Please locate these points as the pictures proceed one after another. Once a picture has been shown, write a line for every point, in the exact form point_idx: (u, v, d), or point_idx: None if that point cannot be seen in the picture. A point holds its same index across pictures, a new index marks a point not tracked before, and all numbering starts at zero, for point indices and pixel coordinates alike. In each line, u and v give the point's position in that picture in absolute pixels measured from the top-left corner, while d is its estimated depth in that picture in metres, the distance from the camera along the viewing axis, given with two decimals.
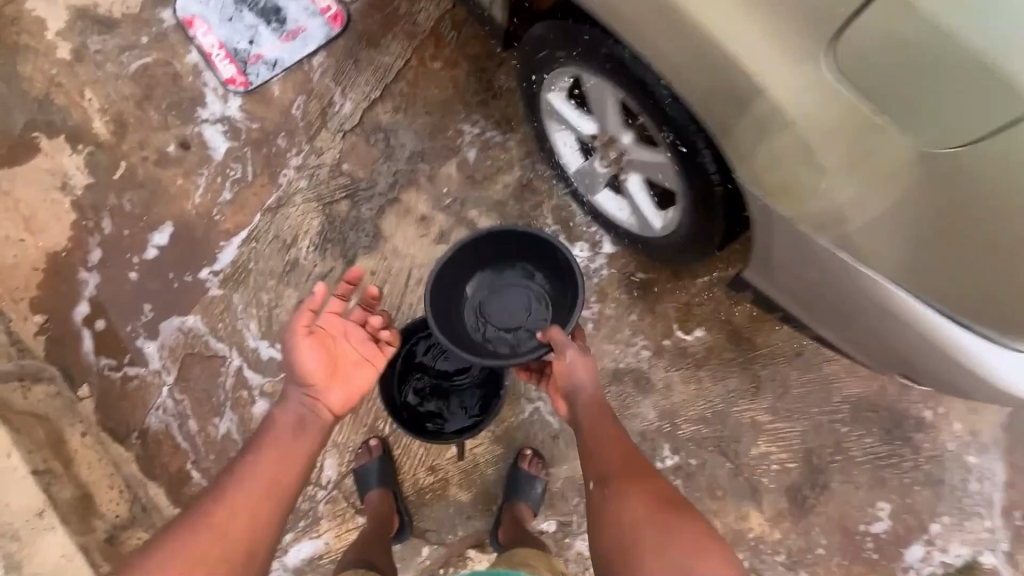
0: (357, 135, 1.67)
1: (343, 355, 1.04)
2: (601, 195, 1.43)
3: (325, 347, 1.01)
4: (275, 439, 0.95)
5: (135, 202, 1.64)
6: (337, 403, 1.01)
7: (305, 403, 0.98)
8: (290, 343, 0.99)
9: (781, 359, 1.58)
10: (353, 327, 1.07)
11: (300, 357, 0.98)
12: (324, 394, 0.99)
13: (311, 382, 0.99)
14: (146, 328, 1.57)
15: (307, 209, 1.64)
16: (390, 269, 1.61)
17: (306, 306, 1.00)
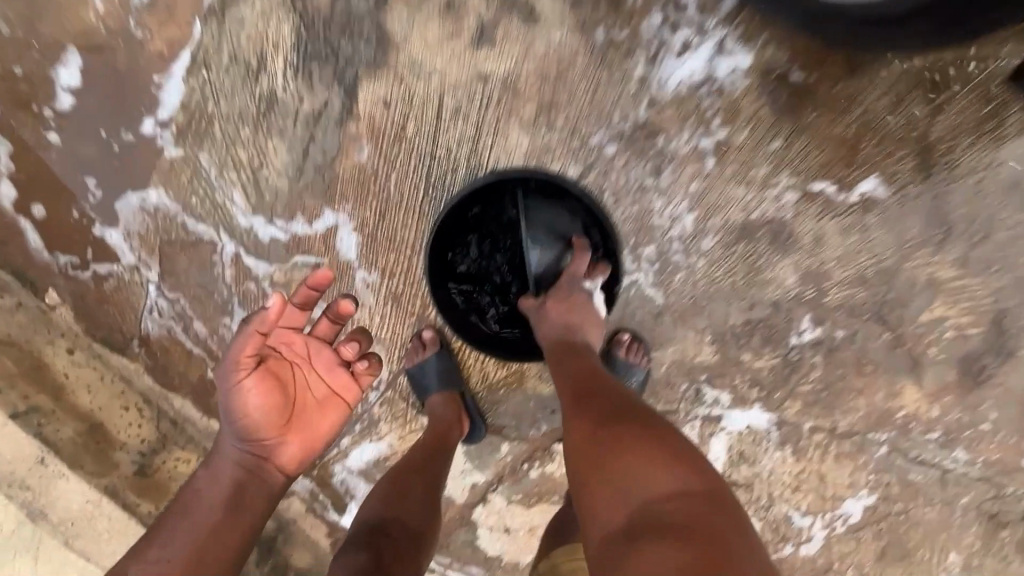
0: None
1: (302, 395, 0.85)
2: None
3: (279, 386, 0.81)
4: (207, 510, 0.78)
5: (12, 20, 1.07)
6: (293, 458, 0.84)
7: (247, 461, 0.81)
8: (228, 383, 0.78)
9: (992, 190, 1.08)
10: (315, 351, 0.87)
11: (245, 400, 0.79)
12: (276, 445, 0.82)
13: (257, 432, 0.80)
14: (99, 210, 1.16)
15: (267, 5, 1.04)
16: (412, 96, 1.08)
17: (254, 328, 0.75)
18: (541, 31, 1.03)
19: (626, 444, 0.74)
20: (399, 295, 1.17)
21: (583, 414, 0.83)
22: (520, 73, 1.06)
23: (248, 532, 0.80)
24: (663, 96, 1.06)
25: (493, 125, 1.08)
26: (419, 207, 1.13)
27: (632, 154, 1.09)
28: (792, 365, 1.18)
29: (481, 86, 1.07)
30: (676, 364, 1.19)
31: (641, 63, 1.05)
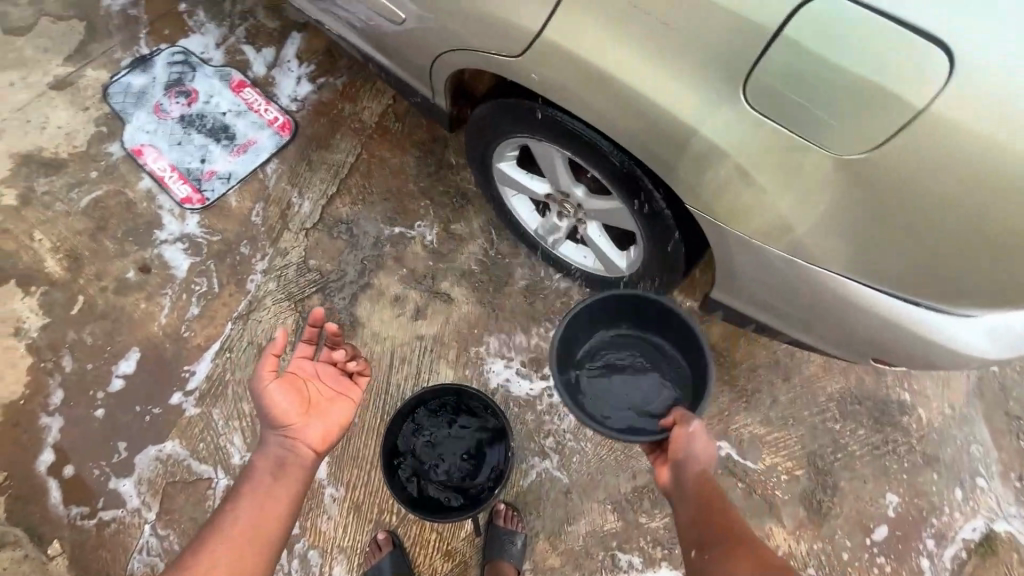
0: (320, 231, 1.71)
1: (315, 395, 0.99)
2: (565, 247, 1.52)
3: (297, 389, 0.97)
4: (259, 484, 0.89)
5: (97, 334, 1.59)
6: (319, 431, 0.95)
7: (283, 445, 0.92)
8: (258, 389, 0.93)
9: (765, 371, 1.63)
10: (322, 367, 1.04)
11: (274, 402, 0.93)
12: (302, 432, 0.94)
13: (287, 422, 0.93)
14: (119, 464, 1.47)
15: (279, 310, 1.63)
16: (373, 354, 1.61)
17: (270, 352, 0.92)
18: (455, 307, 1.65)
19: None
20: (360, 504, 1.46)
21: (741, 561, 0.79)
22: (444, 332, 1.63)
23: (291, 501, 0.89)
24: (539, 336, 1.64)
25: (428, 365, 1.60)
26: (376, 430, 1.52)
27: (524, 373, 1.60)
28: None
29: (419, 342, 1.62)
30: (590, 535, 1.46)
31: (522, 317, 1.64)
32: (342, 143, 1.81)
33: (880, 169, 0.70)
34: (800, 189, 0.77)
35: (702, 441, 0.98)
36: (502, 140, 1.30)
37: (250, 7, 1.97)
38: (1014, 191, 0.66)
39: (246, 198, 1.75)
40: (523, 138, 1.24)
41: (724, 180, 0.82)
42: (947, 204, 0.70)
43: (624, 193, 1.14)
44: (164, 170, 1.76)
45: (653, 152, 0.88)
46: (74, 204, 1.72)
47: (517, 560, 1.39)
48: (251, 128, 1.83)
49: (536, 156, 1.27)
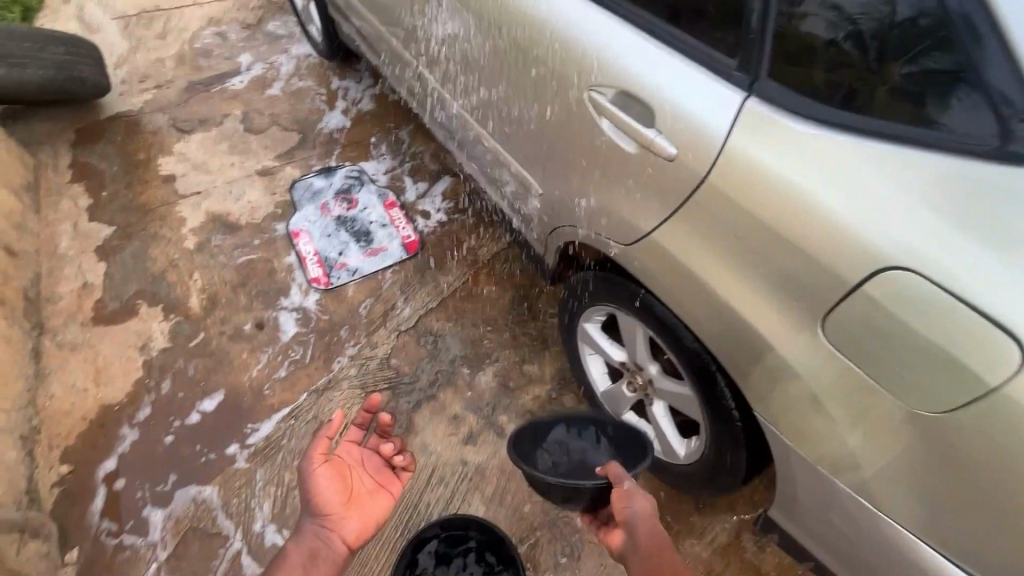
0: (410, 335, 1.90)
1: (358, 487, 1.07)
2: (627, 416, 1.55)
3: (341, 475, 1.05)
4: (291, 571, 0.96)
5: (198, 368, 1.80)
6: (352, 523, 1.02)
7: (318, 535, 0.99)
8: (306, 472, 1.02)
9: None
10: (367, 456, 1.12)
11: (317, 487, 1.02)
12: (339, 525, 1.01)
13: (326, 512, 1.01)
14: (160, 494, 1.55)
15: (351, 395, 1.77)
16: (415, 464, 1.64)
17: (323, 435, 1.02)
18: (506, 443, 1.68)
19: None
20: None
21: None
22: (487, 464, 1.64)
23: None
24: None
25: (462, 494, 1.59)
26: (393, 542, 1.52)
27: (552, 534, 1.54)
28: None
29: (461, 467, 1.64)
30: None
31: None
32: (454, 268, 2.08)
33: (955, 433, 0.72)
34: (869, 429, 0.81)
35: (636, 499, 1.03)
36: (591, 305, 1.45)
37: (420, 151, 2.48)
38: None
39: (361, 291, 2.01)
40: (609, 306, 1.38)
41: (796, 399, 0.88)
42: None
43: (695, 383, 1.19)
44: (309, 252, 2.11)
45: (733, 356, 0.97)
46: (232, 260, 2.07)
47: None
48: (387, 238, 2.17)
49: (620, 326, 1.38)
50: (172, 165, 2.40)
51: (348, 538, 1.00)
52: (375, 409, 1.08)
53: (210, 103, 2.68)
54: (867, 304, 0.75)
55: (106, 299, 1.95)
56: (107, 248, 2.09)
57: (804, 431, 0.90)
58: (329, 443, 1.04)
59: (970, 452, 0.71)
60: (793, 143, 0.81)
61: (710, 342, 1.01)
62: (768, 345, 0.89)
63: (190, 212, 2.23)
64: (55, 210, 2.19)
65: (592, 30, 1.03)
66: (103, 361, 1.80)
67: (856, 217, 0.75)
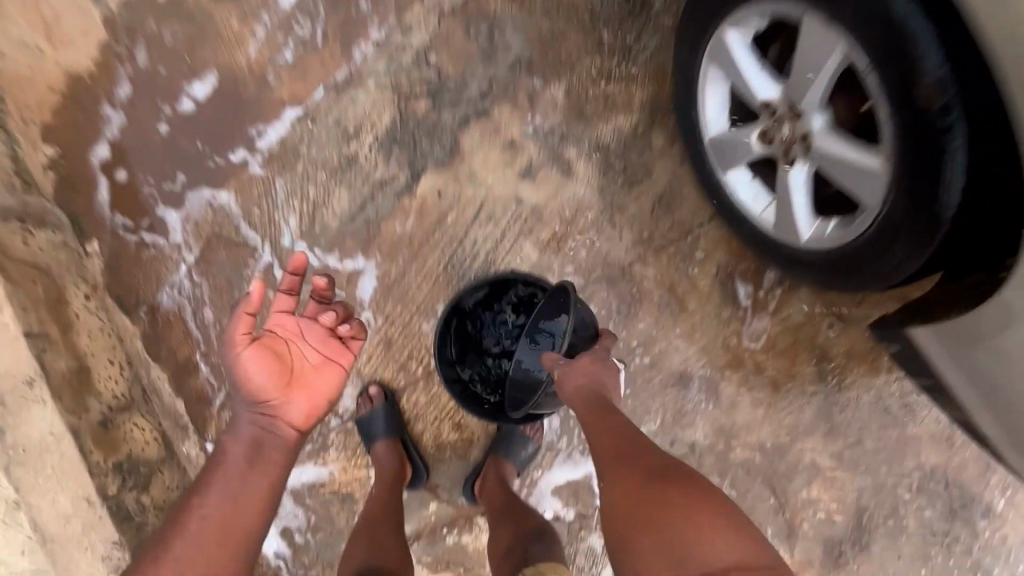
0: (456, 19, 1.35)
1: (300, 363, 0.96)
2: (738, 176, 1.18)
3: (274, 353, 0.93)
4: (234, 464, 0.88)
5: (178, 37, 1.35)
6: (297, 405, 0.94)
7: (260, 423, 0.91)
8: (230, 358, 0.90)
9: (864, 406, 1.39)
10: (307, 326, 0.99)
11: (244, 371, 0.90)
12: (282, 409, 0.92)
13: (265, 397, 0.91)
14: (171, 194, 1.35)
15: (380, 99, 1.36)
16: (461, 195, 1.37)
17: (242, 311, 0.88)
18: (571, 185, 1.37)
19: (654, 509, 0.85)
20: (392, 341, 1.36)
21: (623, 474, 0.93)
22: (547, 207, 1.37)
23: (276, 483, 0.91)
24: (646, 259, 1.38)
25: (514, 236, 1.37)
26: (436, 276, 1.37)
27: (611, 290, 1.38)
28: None
29: (516, 205, 1.37)
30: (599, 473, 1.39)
31: (637, 230, 1.38)
32: None
33: None
34: None
35: (575, 378, 1.06)
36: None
37: None
38: None
39: None
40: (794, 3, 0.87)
41: None
42: None
43: (907, 148, 0.83)
44: None
45: None
46: None
47: (521, 465, 1.32)
48: None
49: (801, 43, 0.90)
50: None
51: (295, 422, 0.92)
52: (302, 271, 0.94)
53: None
54: None
55: None
56: None
57: None
58: (252, 319, 0.90)
59: None
60: None
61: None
62: None
63: None
64: None
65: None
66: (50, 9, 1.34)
67: None
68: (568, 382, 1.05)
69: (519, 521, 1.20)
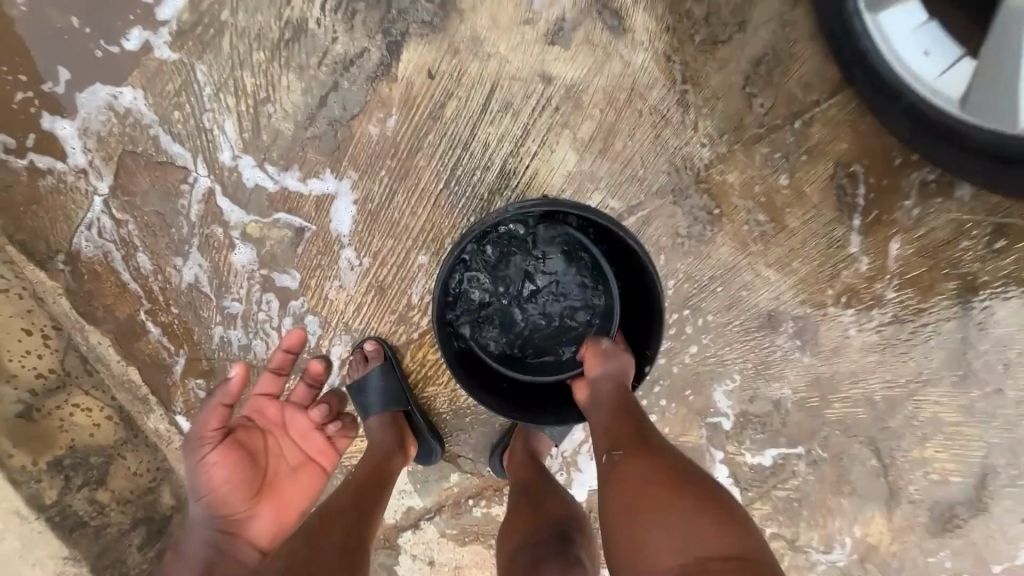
0: None
1: (275, 462, 0.90)
2: (899, 24, 0.76)
3: (246, 455, 0.85)
4: None
5: None
6: (261, 514, 0.86)
7: (219, 542, 0.82)
8: (194, 455, 0.82)
9: (1015, 346, 1.04)
10: (291, 414, 0.93)
11: (208, 474, 0.82)
12: (248, 522, 0.85)
13: (228, 511, 0.83)
14: (55, 98, 0.96)
15: None
16: (462, 74, 0.95)
17: (219, 402, 0.81)
18: (622, 49, 0.93)
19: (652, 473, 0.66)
20: (385, 286, 1.03)
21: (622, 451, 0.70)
22: (587, 86, 0.95)
23: None
24: (731, 157, 0.96)
25: (542, 132, 0.96)
26: (435, 196, 0.99)
27: (679, 205, 0.98)
28: (773, 466, 1.12)
29: (541, 86, 0.95)
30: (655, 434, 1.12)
31: (721, 113, 0.95)
32: None
33: None
34: None
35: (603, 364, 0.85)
36: None
37: None
38: None
39: None
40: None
41: None
42: None
43: None
44: None
45: None
46: None
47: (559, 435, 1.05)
48: None
49: None
50: None
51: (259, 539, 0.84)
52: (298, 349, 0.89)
53: None
54: None
55: None
56: None
57: None
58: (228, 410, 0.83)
59: None
60: None
61: None
62: None
63: None
64: None
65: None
66: None
67: None
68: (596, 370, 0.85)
69: (536, 504, 0.91)
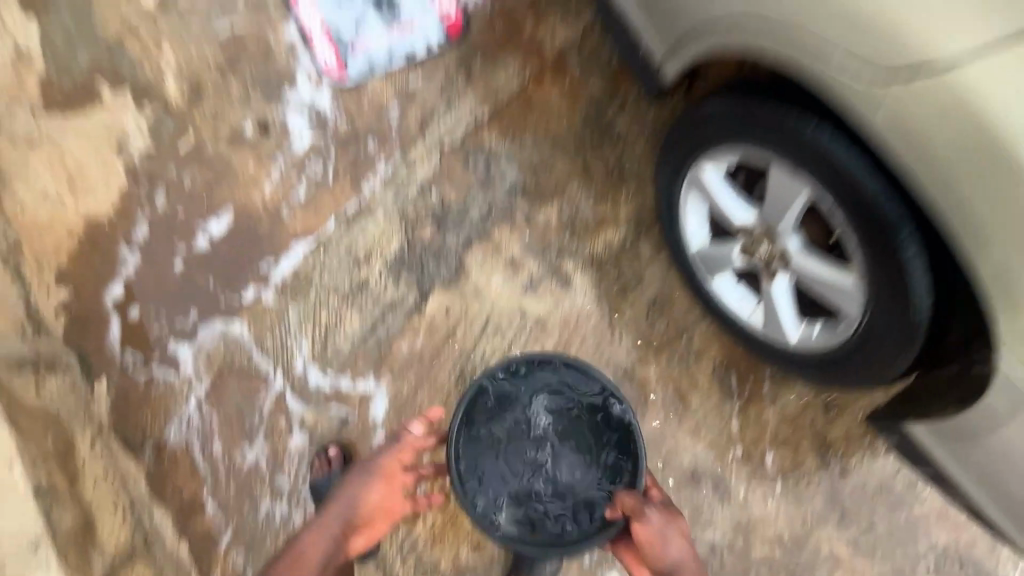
0: (456, 155, 1.51)
1: (396, 506, 1.17)
2: (724, 284, 1.30)
3: (390, 489, 1.14)
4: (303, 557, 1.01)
5: (197, 181, 1.45)
6: (371, 525, 1.12)
7: (333, 540, 1.06)
8: (365, 471, 1.13)
9: (869, 489, 1.43)
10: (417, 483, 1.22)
11: (370, 491, 1.12)
12: (354, 538, 1.10)
13: (353, 522, 1.09)
14: (183, 329, 1.38)
15: (388, 227, 1.47)
16: (468, 310, 1.44)
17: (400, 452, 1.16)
18: (570, 295, 1.47)
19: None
20: None
21: None
22: (550, 316, 1.46)
23: None
24: (647, 360, 1.46)
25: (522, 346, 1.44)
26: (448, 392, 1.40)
27: None
28: None
29: (520, 318, 1.45)
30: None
31: (637, 333, 1.47)
32: (510, 63, 1.57)
33: None
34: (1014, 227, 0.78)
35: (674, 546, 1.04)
36: (726, 144, 1.07)
37: None
38: None
39: (389, 87, 1.54)
40: (750, 145, 1.03)
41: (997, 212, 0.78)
42: None
43: (875, 274, 0.97)
44: (314, 26, 1.56)
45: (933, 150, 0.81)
46: (211, 30, 1.53)
47: None
48: (419, 10, 1.59)
49: (769, 185, 1.05)
50: None
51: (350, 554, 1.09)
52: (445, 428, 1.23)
53: None
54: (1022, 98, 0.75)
55: (53, 76, 1.47)
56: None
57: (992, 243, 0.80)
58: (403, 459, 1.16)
59: None
60: None
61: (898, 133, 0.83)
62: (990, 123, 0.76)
63: None
64: None
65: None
66: (74, 163, 1.44)
67: None
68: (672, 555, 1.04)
69: None
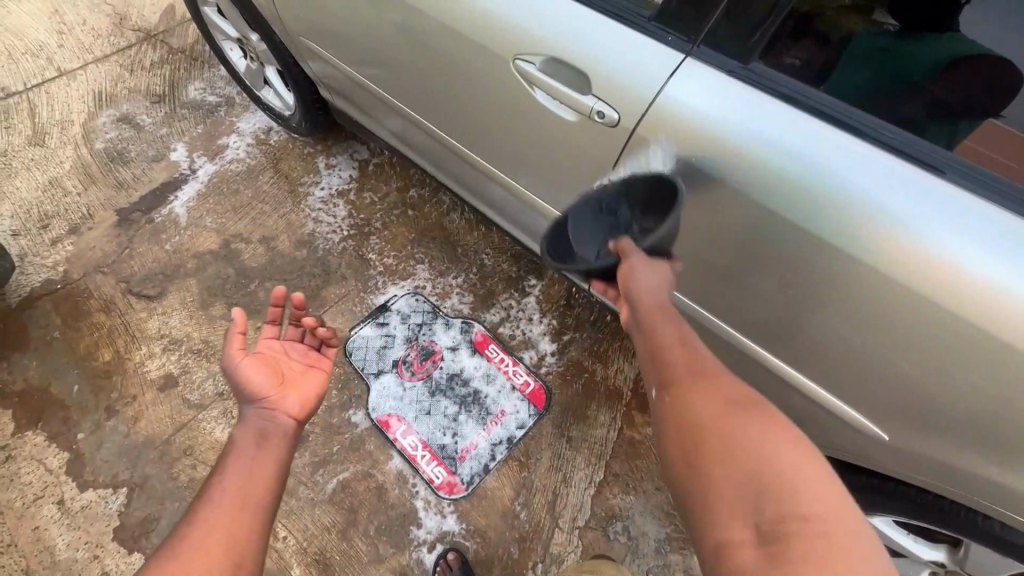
0: (595, 528, 1.54)
1: (288, 371, 1.00)
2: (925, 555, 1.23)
3: (269, 364, 0.97)
4: (244, 453, 0.83)
5: None
6: (302, 394, 0.96)
7: (262, 415, 0.89)
8: (230, 356, 0.93)
9: None
10: (291, 347, 1.06)
11: (246, 377, 0.92)
12: (280, 402, 0.92)
13: (264, 395, 0.92)
14: None
15: None
16: None
17: (234, 332, 0.93)
18: None
19: (677, 320, 0.92)
20: None
21: None
22: None
23: (282, 466, 0.84)
24: None
25: None
26: None
27: None
28: None
29: None
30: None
31: None
32: (600, 414, 1.69)
33: (999, 487, 0.93)
34: (994, 482, 0.93)
35: (653, 272, 0.98)
36: (882, 511, 1.20)
37: (481, 248, 1.95)
38: (998, 491, 0.94)
39: (506, 484, 1.58)
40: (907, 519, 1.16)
41: (972, 479, 0.97)
42: (991, 491, 0.95)
43: None
44: (414, 446, 1.61)
45: (888, 424, 1.02)
46: (320, 490, 1.55)
47: None
48: (502, 394, 1.70)
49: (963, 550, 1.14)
50: (158, 358, 1.70)
51: (293, 407, 0.92)
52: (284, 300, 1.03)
53: (164, 239, 1.91)
54: (956, 392, 0.89)
55: None
56: (132, 528, 1.46)
57: (995, 491, 0.95)
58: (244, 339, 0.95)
59: (994, 485, 0.94)
60: (872, 176, 0.83)
61: (910, 457, 1.04)
62: (931, 403, 0.92)
63: (224, 427, 1.60)
64: (19, 489, 1.50)
65: (926, 212, 0.81)
66: None
67: (977, 268, 0.79)
68: (641, 273, 0.98)
69: None
